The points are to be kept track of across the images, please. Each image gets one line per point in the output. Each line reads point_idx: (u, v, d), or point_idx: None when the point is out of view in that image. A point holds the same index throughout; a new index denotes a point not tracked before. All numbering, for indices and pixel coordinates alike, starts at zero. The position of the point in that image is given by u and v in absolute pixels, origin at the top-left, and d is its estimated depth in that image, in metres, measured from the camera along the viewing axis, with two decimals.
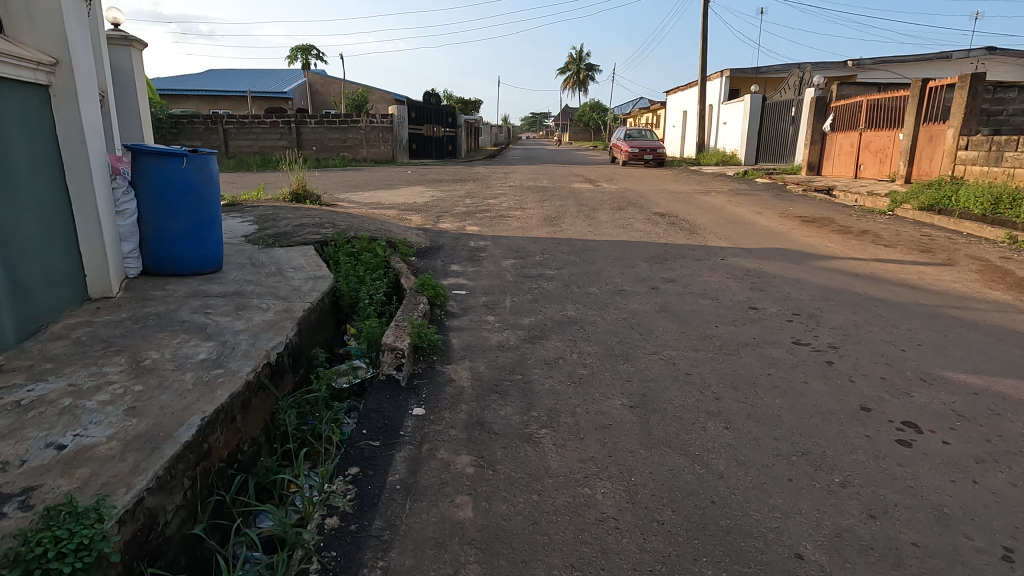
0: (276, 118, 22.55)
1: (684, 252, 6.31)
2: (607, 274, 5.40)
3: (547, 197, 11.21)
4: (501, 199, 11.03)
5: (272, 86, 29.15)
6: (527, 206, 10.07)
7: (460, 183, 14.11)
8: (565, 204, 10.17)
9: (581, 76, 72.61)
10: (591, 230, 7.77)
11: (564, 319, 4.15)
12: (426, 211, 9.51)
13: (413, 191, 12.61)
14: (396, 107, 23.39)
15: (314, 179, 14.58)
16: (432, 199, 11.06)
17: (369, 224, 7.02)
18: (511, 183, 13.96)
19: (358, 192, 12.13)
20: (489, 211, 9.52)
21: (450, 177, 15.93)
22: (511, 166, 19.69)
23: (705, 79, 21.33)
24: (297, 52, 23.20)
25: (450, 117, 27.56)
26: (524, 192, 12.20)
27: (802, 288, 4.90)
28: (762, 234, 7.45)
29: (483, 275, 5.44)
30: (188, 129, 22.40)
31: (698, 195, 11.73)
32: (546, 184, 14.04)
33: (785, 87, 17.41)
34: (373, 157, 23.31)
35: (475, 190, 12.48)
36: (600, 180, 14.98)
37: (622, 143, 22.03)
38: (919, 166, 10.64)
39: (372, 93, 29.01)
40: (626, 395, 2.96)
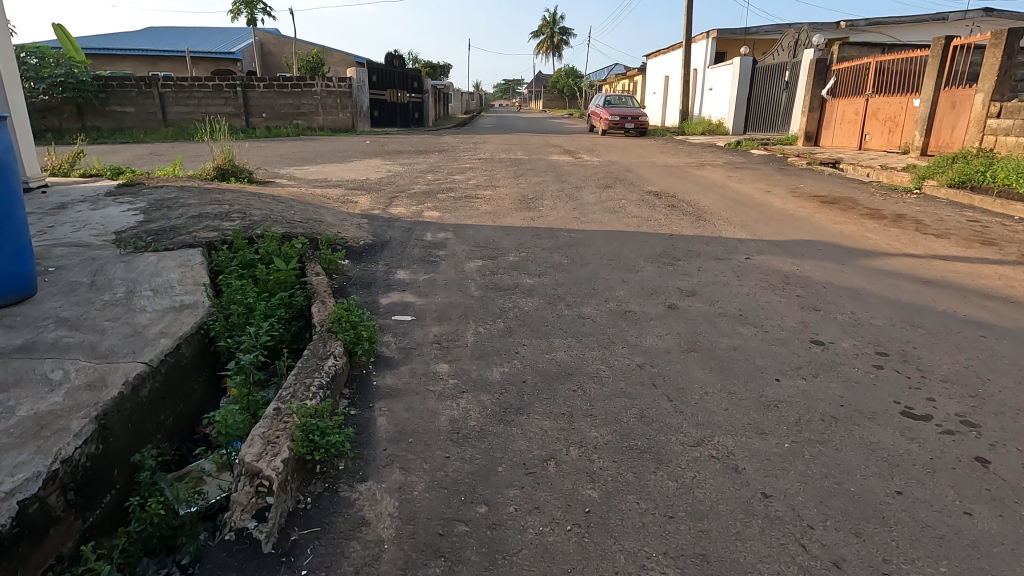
0: (218, 81, 20.25)
1: (696, 247, 5.00)
2: (604, 284, 4.06)
3: (522, 172, 9.76)
4: (469, 175, 9.53)
5: (217, 45, 26.46)
6: (498, 184, 8.62)
7: (424, 156, 12.51)
8: (543, 181, 8.74)
9: (555, 40, 69.87)
10: (576, 215, 6.40)
11: (554, 369, 2.80)
12: (378, 192, 7.97)
13: (368, 164, 11.00)
14: (355, 70, 21.29)
15: (256, 151, 12.77)
16: (388, 175, 9.51)
17: (299, 211, 5.51)
18: (481, 155, 12.42)
19: (302, 167, 10.45)
20: (454, 191, 8.05)
21: (413, 148, 14.26)
22: (481, 135, 18.03)
23: (689, 40, 19.83)
24: (240, 4, 20.73)
25: (416, 81, 25.50)
26: (495, 166, 10.72)
27: (868, 304, 3.65)
28: (781, 220, 6.19)
29: (439, 286, 4.05)
30: (119, 93, 19.97)
31: (691, 169, 10.45)
32: (520, 156, 12.53)
33: (778, 50, 16.06)
34: (330, 125, 21.34)
35: (438, 164, 10.93)
36: (579, 152, 13.52)
37: (601, 110, 20.50)
38: (938, 137, 9.51)
39: (329, 54, 26.60)
40: (675, 562, 1.65)
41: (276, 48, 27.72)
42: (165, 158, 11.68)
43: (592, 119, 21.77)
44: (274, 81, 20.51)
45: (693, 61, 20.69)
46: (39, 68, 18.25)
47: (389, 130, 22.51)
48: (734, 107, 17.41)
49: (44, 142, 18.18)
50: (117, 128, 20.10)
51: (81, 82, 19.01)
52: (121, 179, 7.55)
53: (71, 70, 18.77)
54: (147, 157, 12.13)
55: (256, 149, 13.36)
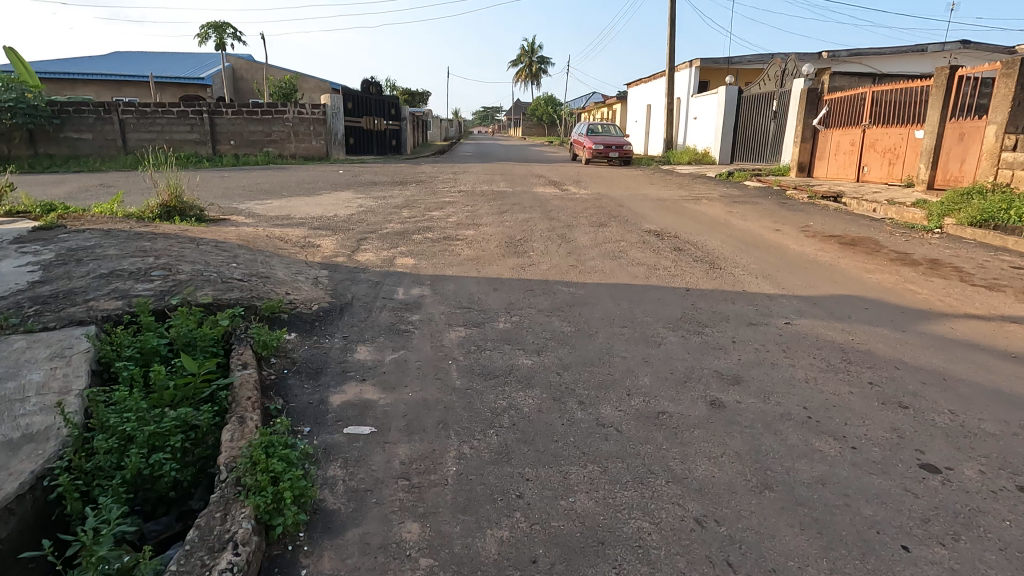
0: (184, 107, 19.28)
1: (720, 307, 4.19)
2: (622, 366, 3.19)
3: (506, 207, 8.97)
4: (448, 210, 8.71)
5: (186, 71, 25.52)
6: (481, 221, 7.78)
7: (400, 187, 11.67)
8: (530, 219, 7.93)
9: (534, 69, 70.60)
10: (573, 262, 5.57)
11: (576, 532, 1.90)
12: (345, 232, 7.06)
13: (338, 197, 10.10)
14: (329, 96, 20.53)
15: (216, 183, 11.80)
16: (360, 211, 8.63)
17: (242, 264, 4.57)
18: (461, 187, 11.63)
19: (264, 201, 9.51)
20: (431, 230, 7.19)
21: (389, 178, 13.41)
22: (461, 164, 17.32)
23: (672, 69, 19.58)
24: (208, 28, 19.92)
25: (394, 108, 24.82)
26: (477, 200, 9.91)
27: (964, 396, 2.84)
28: (804, 267, 5.45)
29: (411, 371, 3.14)
30: (76, 119, 18.85)
31: (686, 203, 9.77)
32: (503, 188, 11.78)
33: (764, 79, 15.76)
34: (303, 153, 20.45)
35: (414, 197, 10.10)
36: (565, 183, 12.84)
37: (584, 139, 20.03)
38: (945, 170, 9.02)
39: (304, 80, 25.85)
40: None
41: (248, 74, 26.89)
42: (112, 191, 10.62)
43: (575, 147, 21.27)
44: (243, 107, 19.62)
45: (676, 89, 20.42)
46: None
47: (365, 158, 21.71)
48: (721, 137, 17.06)
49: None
50: (73, 155, 18.91)
51: (33, 108, 17.88)
52: (44, 219, 6.52)
53: (23, 94, 17.74)
54: (94, 189, 11.06)
55: (217, 180, 12.37)
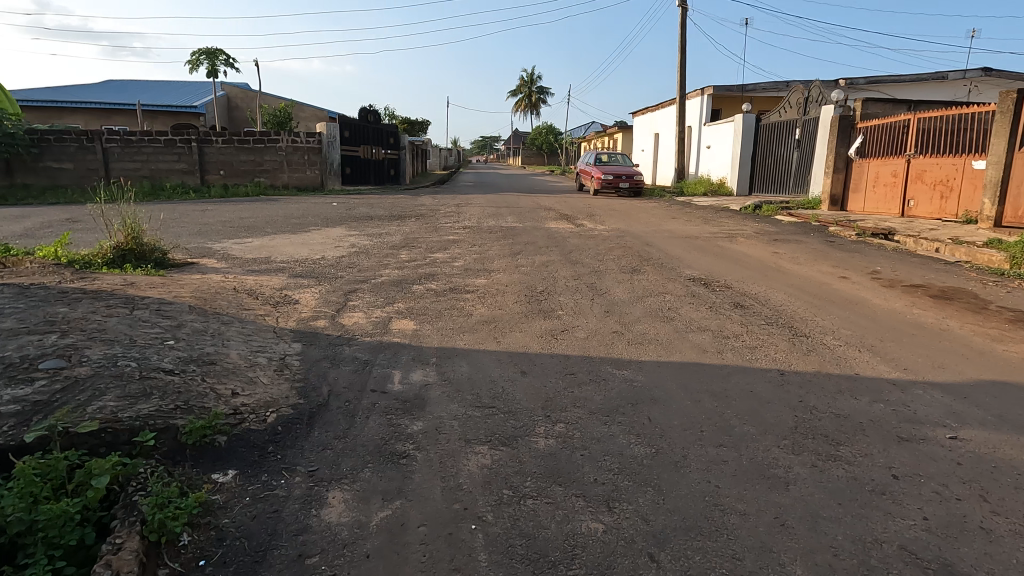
0: (171, 135, 18.37)
1: (842, 406, 3.01)
2: (748, 540, 1.99)
3: (519, 247, 7.86)
4: (452, 251, 7.59)
5: (179, 99, 24.78)
6: (492, 267, 6.64)
7: (398, 223, 10.58)
8: (549, 263, 6.81)
9: (534, 99, 70.85)
10: (615, 326, 4.40)
11: None
12: (331, 281, 5.90)
13: (327, 235, 9.00)
14: (325, 125, 19.68)
15: (195, 219, 10.69)
16: (351, 253, 7.50)
17: (181, 342, 3.38)
18: (466, 222, 10.53)
19: (243, 241, 8.38)
20: (433, 279, 6.04)
21: (387, 212, 12.35)
22: (463, 196, 16.34)
23: (683, 97, 18.81)
24: (199, 54, 19.18)
25: (393, 137, 23.96)
26: (484, 238, 8.80)
27: None
28: (909, 333, 4.30)
29: (411, 552, 1.93)
30: (56, 148, 17.89)
31: (720, 241, 8.68)
32: (512, 223, 10.71)
33: (785, 106, 14.90)
34: (296, 183, 19.49)
35: (413, 234, 8.99)
36: (578, 218, 11.79)
37: (592, 169, 19.15)
38: (1016, 206, 7.98)
39: (300, 109, 25.11)
40: None
41: (243, 103, 26.16)
42: (76, 228, 9.52)
43: (582, 178, 20.39)
44: (234, 135, 18.73)
45: (688, 117, 19.61)
46: None
47: (362, 188, 20.75)
48: (739, 166, 16.15)
49: None
50: (51, 186, 17.90)
51: (8, 135, 16.97)
52: None
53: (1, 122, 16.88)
54: (57, 226, 9.94)
55: (197, 215, 11.29)
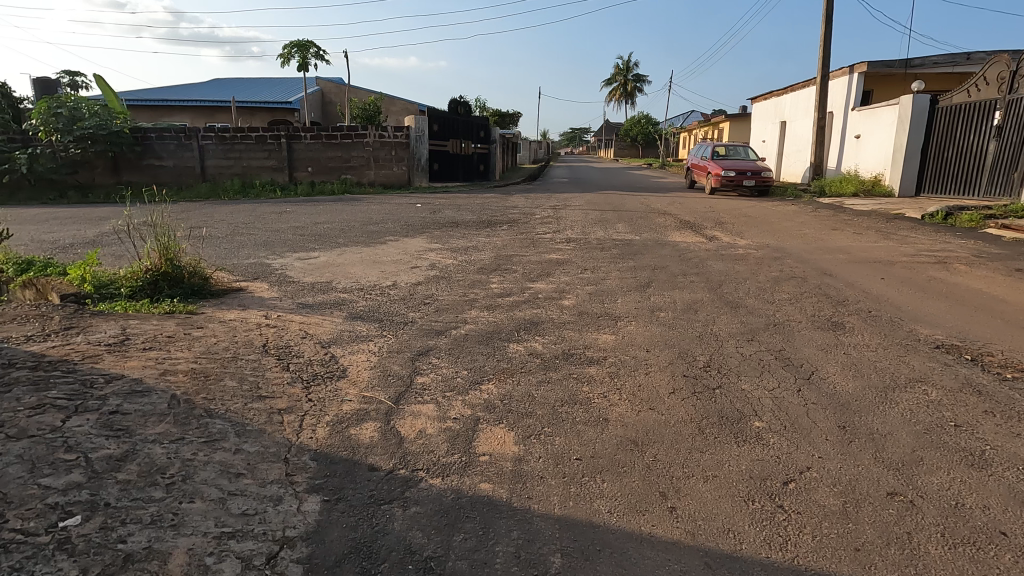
0: (262, 131, 18.04)
1: None
2: None
3: (646, 275, 5.90)
4: (558, 280, 5.78)
5: (276, 95, 24.92)
6: (616, 311, 4.75)
7: (487, 232, 8.95)
8: (696, 306, 4.82)
9: (629, 88, 67.32)
10: (890, 479, 2.35)
11: None
12: (397, 331, 4.29)
13: (404, 250, 7.51)
14: (413, 117, 18.61)
15: (269, 225, 9.70)
16: (430, 279, 5.91)
17: (89, 524, 1.80)
18: (569, 233, 8.69)
19: (307, 257, 7.08)
20: (537, 331, 4.26)
21: (476, 216, 10.82)
22: (560, 196, 14.53)
23: (826, 77, 15.69)
24: (292, 48, 18.74)
25: (483, 130, 22.54)
26: (595, 257, 6.92)
27: None
28: None
29: None
30: (157, 146, 18.15)
31: (929, 269, 6.20)
32: (625, 233, 8.76)
33: (979, 82, 11.59)
34: (382, 181, 18.63)
35: (506, 250, 7.32)
36: (705, 227, 9.56)
37: (708, 164, 16.59)
38: None
39: (390, 102, 24.40)
40: None
41: (336, 98, 25.97)
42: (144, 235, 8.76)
43: (695, 173, 17.83)
44: (322, 131, 18.11)
45: (830, 101, 16.40)
46: (68, 117, 16.77)
47: (450, 186, 19.52)
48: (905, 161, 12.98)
49: (69, 201, 16.41)
50: (152, 183, 18.19)
51: (114, 134, 17.35)
52: None
53: (108, 121, 17.27)
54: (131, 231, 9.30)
55: (273, 219, 10.34)
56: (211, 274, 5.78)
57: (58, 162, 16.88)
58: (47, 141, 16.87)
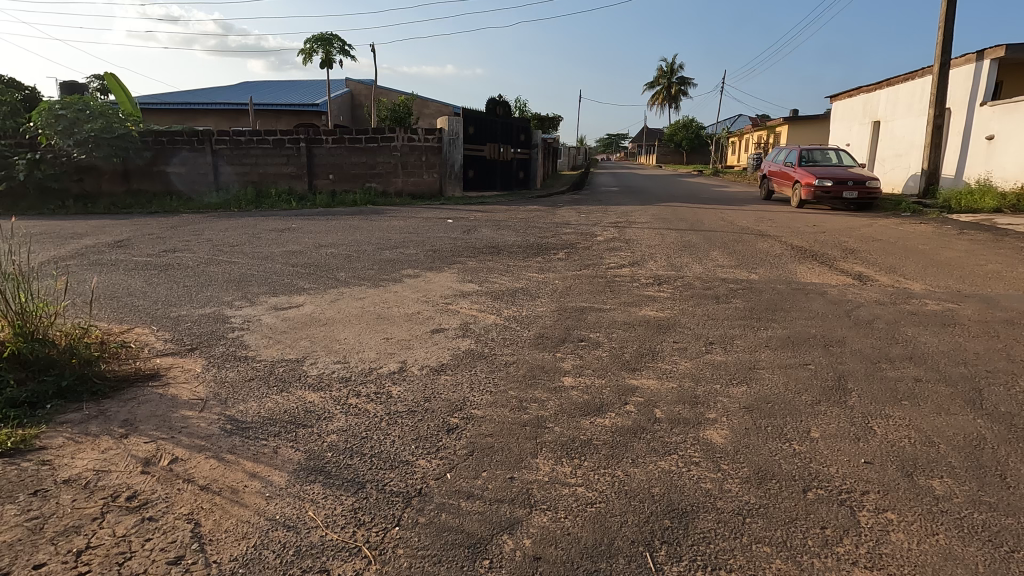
0: (280, 135, 16.25)
1: None
2: None
3: (825, 364, 3.46)
4: (676, 373, 3.39)
5: (302, 97, 23.32)
6: (831, 472, 2.33)
7: (540, 264, 6.64)
8: (994, 463, 2.38)
9: (672, 91, 64.32)
10: None
11: None
12: (384, 539, 1.97)
13: (423, 295, 5.27)
14: (446, 118, 16.53)
15: (262, 250, 7.65)
16: (459, 363, 3.61)
17: None
18: (652, 268, 6.29)
19: (286, 308, 4.90)
20: (696, 554, 1.87)
21: (522, 238, 8.58)
22: (618, 210, 12.16)
23: (946, 65, 12.86)
24: (315, 42, 16.93)
25: (524, 133, 20.30)
26: (712, 313, 4.54)
27: None
28: None
29: None
30: (168, 152, 16.56)
31: None
32: (729, 267, 6.35)
33: None
34: (411, 190, 16.62)
35: (572, 299, 4.97)
36: (833, 258, 7.03)
37: (793, 171, 13.97)
38: None
39: (423, 104, 22.45)
40: None
41: (366, 100, 24.34)
42: (99, 266, 6.81)
43: (774, 182, 15.18)
44: (345, 134, 16.19)
45: (948, 95, 13.52)
46: (71, 119, 15.29)
47: (486, 196, 17.37)
48: None
49: (68, 211, 14.93)
50: (163, 192, 16.65)
51: (121, 138, 15.83)
52: None
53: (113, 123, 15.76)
54: (90, 258, 7.38)
55: (270, 241, 8.31)
56: (113, 352, 3.64)
57: (60, 168, 15.43)
58: (49, 146, 15.45)
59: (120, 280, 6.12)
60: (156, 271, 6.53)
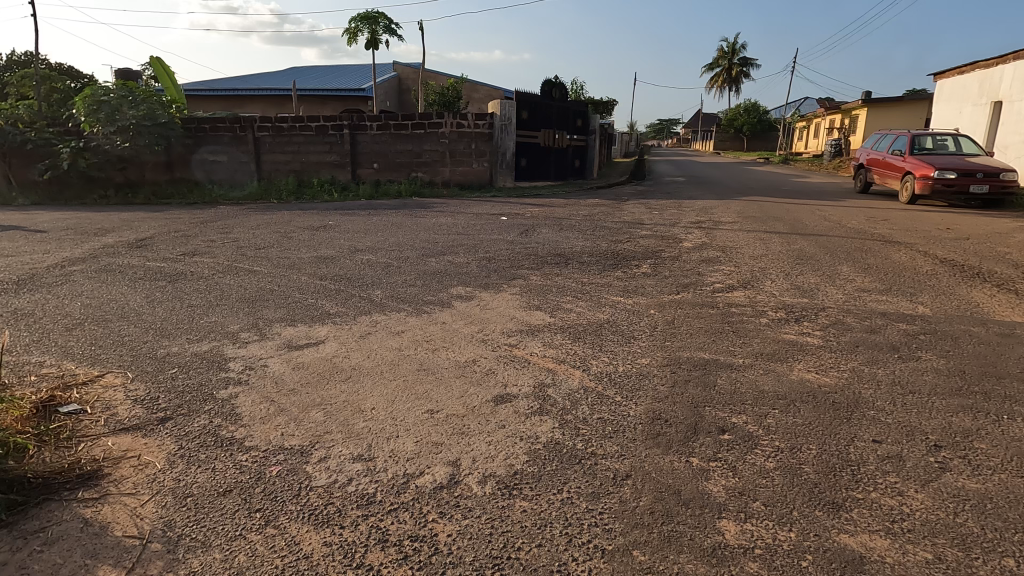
0: (323, 121, 15.32)
1: None
2: None
3: None
4: (916, 522, 1.99)
5: (348, 82, 22.45)
6: None
7: (623, 283, 5.27)
8: None
9: (733, 73, 60.65)
10: None
11: None
12: None
13: (479, 330, 4.01)
14: (498, 102, 15.21)
15: (290, 254, 6.60)
16: (544, 474, 2.31)
17: None
18: (774, 292, 4.83)
19: (301, 350, 3.73)
20: None
21: (592, 243, 7.22)
22: (696, 207, 10.58)
23: None
24: (360, 22, 15.89)
25: (581, 118, 18.73)
26: (903, 379, 3.08)
27: None
28: None
29: None
30: (210, 139, 15.94)
31: None
32: (879, 293, 4.81)
33: None
34: (459, 180, 15.45)
35: (684, 347, 3.59)
36: (1010, 279, 5.36)
37: (902, 161, 11.95)
38: None
39: (472, 88, 21.18)
40: None
41: (414, 84, 23.26)
42: (107, 274, 5.90)
43: (874, 173, 13.15)
44: (390, 119, 15.12)
45: None
46: (114, 105, 14.82)
47: (540, 187, 16.01)
48: None
49: (111, 200, 14.52)
50: (205, 181, 16.10)
51: (163, 125, 15.30)
52: None
53: (154, 110, 15.23)
54: (101, 262, 6.50)
55: (302, 243, 7.27)
56: (44, 440, 2.57)
57: (103, 157, 15.04)
58: (93, 134, 15.08)
59: (121, 295, 5.16)
60: (166, 282, 5.56)
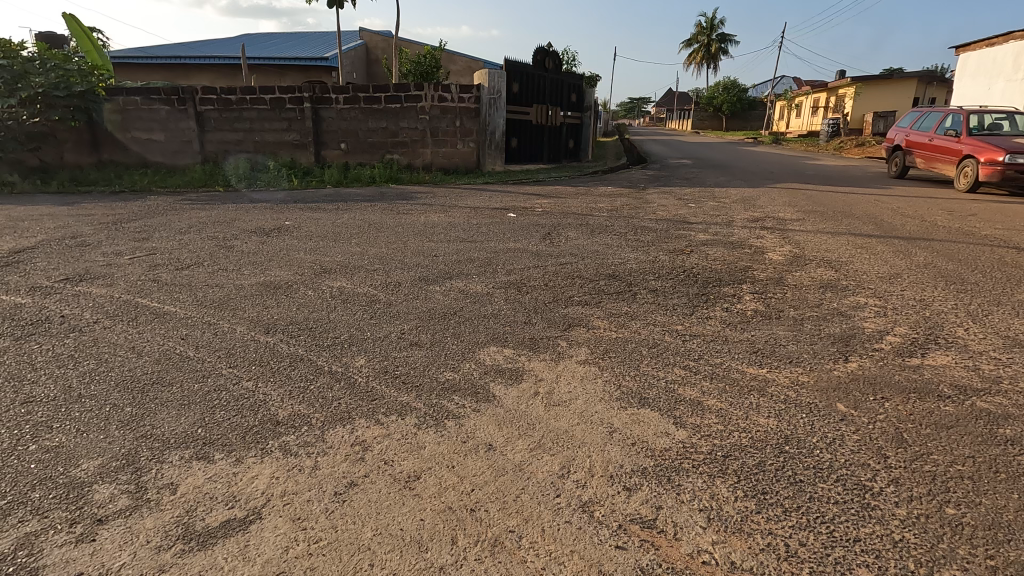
0: (279, 93, 12.92)
1: None
2: None
3: None
4: None
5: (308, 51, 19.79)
6: None
7: (738, 333, 3.45)
8: None
9: (711, 48, 59.07)
10: None
11: None
12: None
13: (562, 472, 2.12)
14: (486, 72, 13.09)
15: (227, 281, 4.54)
16: None
17: None
18: (992, 353, 3.09)
19: (209, 556, 1.75)
20: None
21: (645, 255, 5.38)
22: (735, 198, 8.83)
23: None
24: None
25: (575, 92, 16.70)
26: None
27: None
28: None
29: None
30: (142, 114, 13.36)
31: None
32: None
33: None
34: (442, 163, 13.39)
35: (1008, 536, 1.76)
36: None
37: (958, 145, 10.44)
38: None
39: (451, 58, 18.88)
40: None
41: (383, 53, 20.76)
42: None
43: (917, 157, 11.64)
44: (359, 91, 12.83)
45: None
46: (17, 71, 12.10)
47: (535, 171, 14.07)
48: None
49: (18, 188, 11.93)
50: (139, 164, 13.57)
51: (81, 97, 12.66)
52: None
53: (69, 78, 12.56)
54: None
55: (246, 258, 5.20)
56: None
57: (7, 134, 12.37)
58: None
59: None
60: (14, 339, 3.46)
